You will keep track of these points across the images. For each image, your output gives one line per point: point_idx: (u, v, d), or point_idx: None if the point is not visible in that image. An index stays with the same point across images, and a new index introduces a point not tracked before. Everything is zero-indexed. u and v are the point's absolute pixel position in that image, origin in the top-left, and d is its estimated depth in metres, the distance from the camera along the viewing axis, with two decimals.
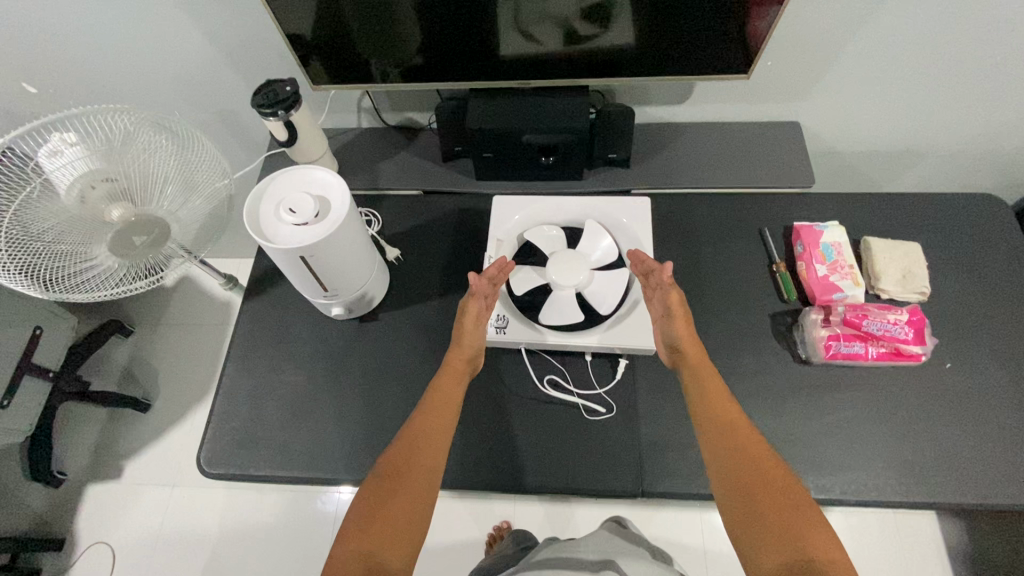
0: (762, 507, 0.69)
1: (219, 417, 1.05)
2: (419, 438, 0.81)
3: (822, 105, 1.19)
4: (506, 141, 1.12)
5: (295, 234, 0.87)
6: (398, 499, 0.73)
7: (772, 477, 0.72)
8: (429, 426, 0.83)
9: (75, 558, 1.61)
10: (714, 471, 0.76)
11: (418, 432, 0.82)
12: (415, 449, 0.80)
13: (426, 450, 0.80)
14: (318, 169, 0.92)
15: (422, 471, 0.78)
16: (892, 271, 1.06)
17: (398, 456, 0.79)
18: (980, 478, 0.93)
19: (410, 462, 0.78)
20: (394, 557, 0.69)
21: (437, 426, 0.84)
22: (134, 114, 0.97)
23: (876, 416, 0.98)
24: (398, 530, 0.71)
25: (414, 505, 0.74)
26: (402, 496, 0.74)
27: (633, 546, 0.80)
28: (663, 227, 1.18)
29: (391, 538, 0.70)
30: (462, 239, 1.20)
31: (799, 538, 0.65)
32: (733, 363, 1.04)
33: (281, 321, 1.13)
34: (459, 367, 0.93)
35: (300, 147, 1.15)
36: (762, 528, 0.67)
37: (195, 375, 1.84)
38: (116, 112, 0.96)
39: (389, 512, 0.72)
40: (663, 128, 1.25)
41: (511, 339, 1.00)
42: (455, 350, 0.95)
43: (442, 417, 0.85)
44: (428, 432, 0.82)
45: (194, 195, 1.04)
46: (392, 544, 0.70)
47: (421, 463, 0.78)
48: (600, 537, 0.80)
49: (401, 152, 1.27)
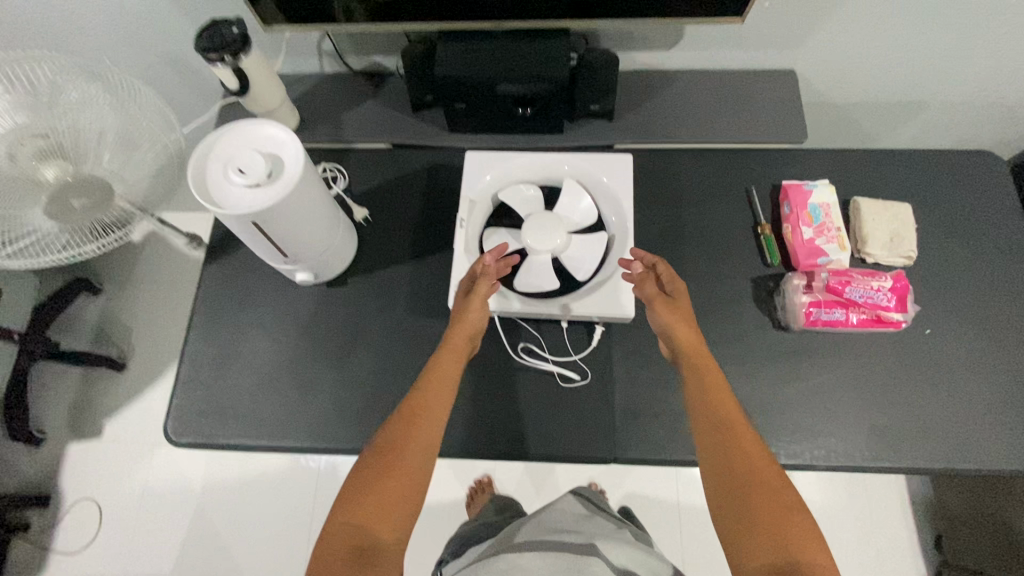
0: (750, 503, 0.69)
1: (184, 385, 1.02)
2: (418, 413, 0.79)
3: (822, 52, 1.10)
4: (480, 91, 1.03)
5: (247, 198, 0.81)
6: (396, 476, 0.72)
7: (763, 477, 0.71)
8: (428, 402, 0.80)
9: (62, 513, 1.63)
10: (708, 457, 0.76)
11: (417, 406, 0.80)
12: (415, 424, 0.77)
13: (426, 425, 0.78)
14: (270, 126, 0.84)
15: (422, 447, 0.76)
16: (880, 234, 1.02)
17: (394, 434, 0.76)
18: (947, 443, 0.94)
19: (409, 439, 0.76)
20: (388, 534, 0.68)
21: (435, 408, 0.80)
22: (56, 63, 0.89)
23: (852, 382, 0.97)
24: (392, 509, 0.70)
25: (408, 487, 0.72)
26: (401, 473, 0.72)
27: (616, 528, 0.81)
28: (646, 187, 1.12)
29: (382, 519, 0.69)
30: (435, 198, 1.14)
31: (785, 532, 0.66)
32: (711, 328, 1.02)
33: (246, 286, 1.08)
34: (456, 343, 0.88)
35: (254, 96, 1.05)
36: (751, 519, 0.68)
37: (169, 334, 1.80)
38: (37, 62, 0.89)
39: (385, 488, 0.71)
40: (649, 77, 1.16)
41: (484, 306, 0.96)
42: (451, 322, 0.90)
43: (440, 391, 0.83)
44: (428, 407, 0.80)
45: (139, 150, 0.96)
46: (386, 521, 0.69)
47: (422, 437, 0.76)
48: (584, 516, 0.81)
49: (368, 101, 1.18)
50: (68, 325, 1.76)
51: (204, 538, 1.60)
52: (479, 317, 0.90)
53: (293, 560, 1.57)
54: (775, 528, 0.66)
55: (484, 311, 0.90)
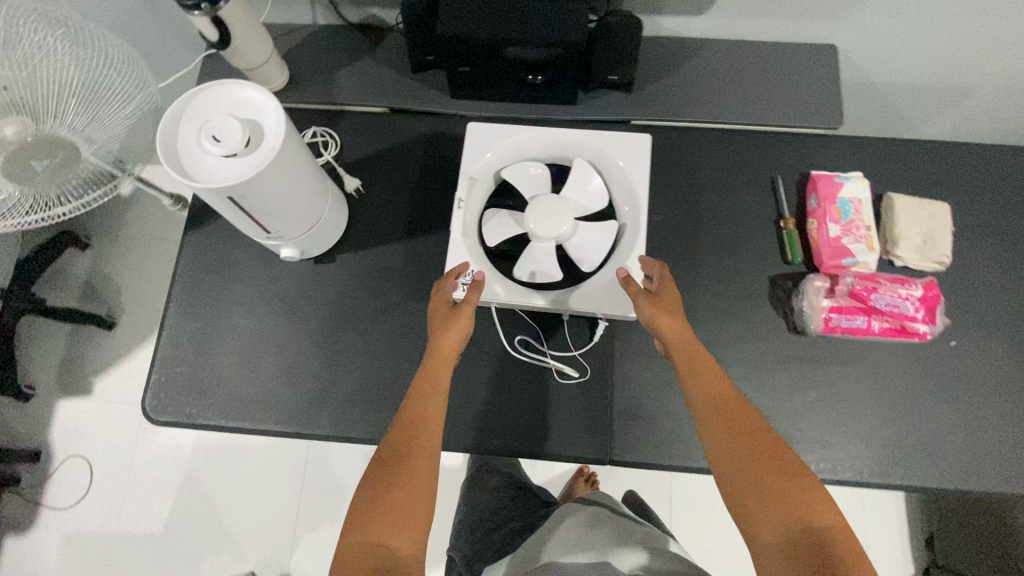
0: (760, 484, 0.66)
1: (164, 361, 0.98)
2: (417, 420, 0.74)
3: (869, 27, 0.99)
4: (486, 54, 0.92)
5: (223, 168, 0.73)
6: (404, 486, 0.68)
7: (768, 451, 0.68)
8: (425, 407, 0.76)
9: (53, 469, 1.63)
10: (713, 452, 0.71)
11: (414, 414, 0.75)
12: (416, 430, 0.74)
13: (428, 432, 0.74)
14: (246, 86, 0.76)
15: (428, 455, 0.72)
16: (913, 236, 0.94)
17: (397, 441, 0.73)
18: (961, 462, 0.89)
19: (412, 446, 0.72)
20: (406, 545, 0.65)
21: (430, 409, 0.76)
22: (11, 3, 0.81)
23: (867, 393, 0.92)
24: (407, 515, 0.67)
25: (419, 495, 0.69)
26: (409, 484, 0.69)
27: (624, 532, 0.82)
28: (662, 170, 1.03)
29: (396, 527, 0.66)
30: (433, 171, 1.05)
31: (798, 504, 0.63)
32: (721, 327, 0.95)
33: (229, 258, 1.02)
34: (447, 354, 0.82)
35: (236, 50, 0.95)
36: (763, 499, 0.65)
37: (157, 293, 1.73)
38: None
39: (395, 498, 0.68)
40: (673, 45, 1.05)
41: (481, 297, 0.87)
42: (434, 330, 0.84)
43: (437, 396, 0.78)
44: (427, 413, 0.76)
45: (108, 105, 0.87)
46: (402, 533, 0.66)
47: (425, 446, 0.73)
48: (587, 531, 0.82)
49: (363, 59, 1.07)
50: (55, 280, 1.71)
51: (195, 500, 1.60)
52: (463, 328, 0.83)
53: (283, 525, 1.58)
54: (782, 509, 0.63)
55: (468, 318, 0.84)
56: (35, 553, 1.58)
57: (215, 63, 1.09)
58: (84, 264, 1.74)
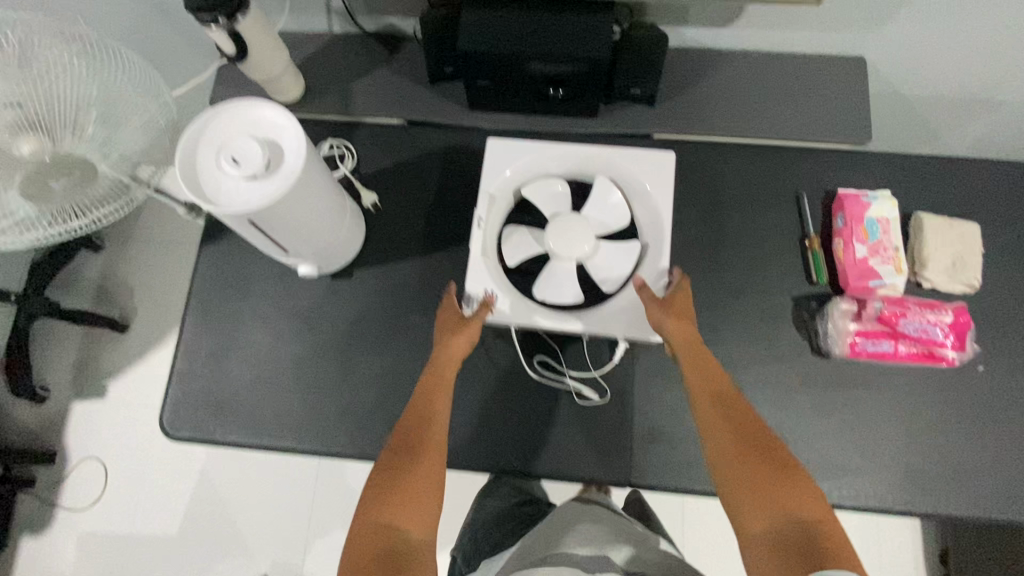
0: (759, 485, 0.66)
1: (181, 376, 0.97)
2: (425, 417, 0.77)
3: (903, 41, 0.95)
4: (507, 68, 0.90)
5: (241, 192, 0.72)
6: (415, 476, 0.71)
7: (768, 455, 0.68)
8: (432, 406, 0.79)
9: (68, 470, 1.64)
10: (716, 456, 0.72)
11: (420, 412, 0.79)
12: (425, 428, 0.77)
13: (436, 430, 0.77)
14: (266, 106, 0.74)
15: (435, 448, 0.75)
16: (941, 258, 0.92)
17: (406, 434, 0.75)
18: (987, 491, 0.88)
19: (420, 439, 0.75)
20: (419, 531, 0.67)
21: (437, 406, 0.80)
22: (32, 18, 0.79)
23: (891, 418, 0.91)
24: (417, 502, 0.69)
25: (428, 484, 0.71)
26: (421, 477, 0.71)
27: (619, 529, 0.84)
28: (684, 186, 1.01)
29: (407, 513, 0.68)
30: (451, 185, 1.04)
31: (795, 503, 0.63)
32: (743, 350, 0.94)
33: (245, 271, 1.01)
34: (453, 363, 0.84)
35: (253, 63, 0.94)
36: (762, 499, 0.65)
37: (168, 297, 1.73)
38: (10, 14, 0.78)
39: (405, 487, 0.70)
40: (699, 58, 1.02)
41: (500, 318, 0.86)
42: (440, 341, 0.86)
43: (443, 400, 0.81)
44: (434, 413, 0.79)
45: (124, 123, 0.87)
46: (415, 519, 0.68)
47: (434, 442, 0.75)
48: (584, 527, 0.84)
49: (380, 69, 1.05)
50: (69, 282, 1.71)
51: (207, 504, 1.61)
52: (470, 341, 0.86)
53: (295, 530, 1.59)
54: (769, 494, 0.65)
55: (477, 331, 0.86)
56: (51, 552, 1.60)
57: (230, 73, 1.07)
58: (96, 267, 1.73)
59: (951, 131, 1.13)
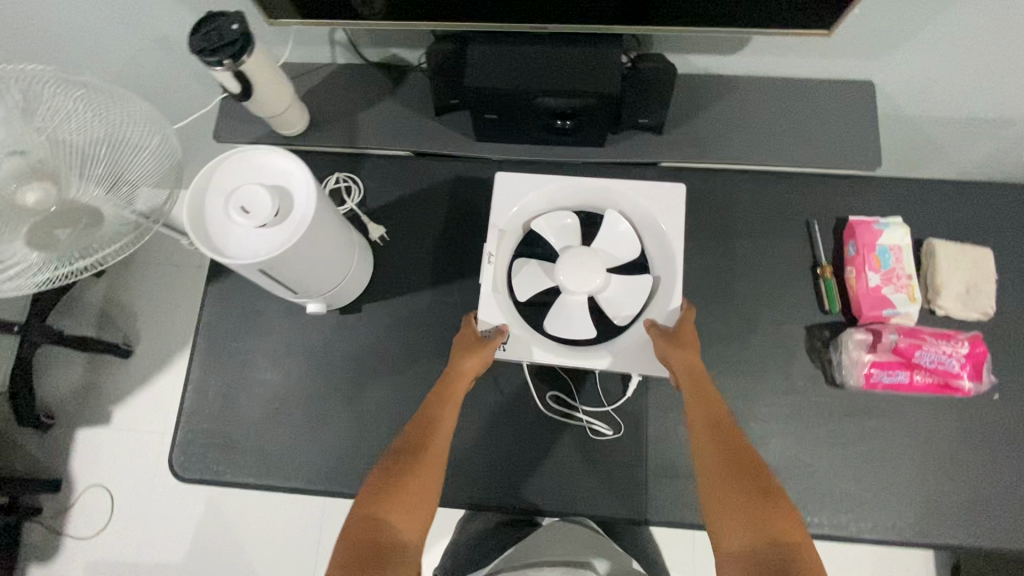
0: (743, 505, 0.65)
1: (190, 416, 0.96)
2: (431, 427, 0.77)
3: (913, 68, 0.94)
4: (515, 102, 0.90)
5: (251, 240, 0.71)
6: (410, 480, 0.70)
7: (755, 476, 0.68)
8: (439, 418, 0.78)
9: (73, 498, 1.62)
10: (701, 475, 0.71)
11: (425, 421, 0.78)
12: (427, 436, 0.75)
13: (439, 437, 0.76)
14: (272, 152, 0.73)
15: (436, 455, 0.74)
16: (956, 286, 0.92)
17: (409, 439, 0.75)
18: (1005, 521, 0.87)
19: (423, 446, 0.74)
20: (407, 534, 0.66)
21: (443, 418, 0.79)
22: (38, 68, 0.82)
23: (907, 448, 0.90)
24: (411, 506, 0.68)
25: (424, 491, 0.70)
26: (416, 482, 0.70)
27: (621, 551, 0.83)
28: (693, 215, 1.01)
29: (399, 513, 0.67)
30: (459, 217, 1.03)
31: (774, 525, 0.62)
32: (758, 381, 0.93)
33: (254, 308, 1.00)
34: (466, 378, 0.83)
35: (258, 100, 0.93)
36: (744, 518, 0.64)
37: (171, 321, 1.72)
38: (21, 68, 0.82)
39: (401, 489, 0.69)
40: (706, 84, 1.01)
41: (512, 356, 0.84)
42: (453, 354, 0.85)
43: (451, 409, 0.80)
44: (440, 422, 0.78)
45: (132, 164, 0.85)
46: (407, 520, 0.67)
47: (435, 450, 0.74)
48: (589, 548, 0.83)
49: (384, 99, 1.04)
50: (72, 308, 1.70)
51: (215, 530, 1.60)
52: (482, 366, 0.84)
53: (302, 555, 1.58)
54: (751, 517, 0.63)
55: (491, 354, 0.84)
56: None
57: (233, 106, 1.06)
58: (99, 292, 1.73)
59: (961, 151, 1.12)
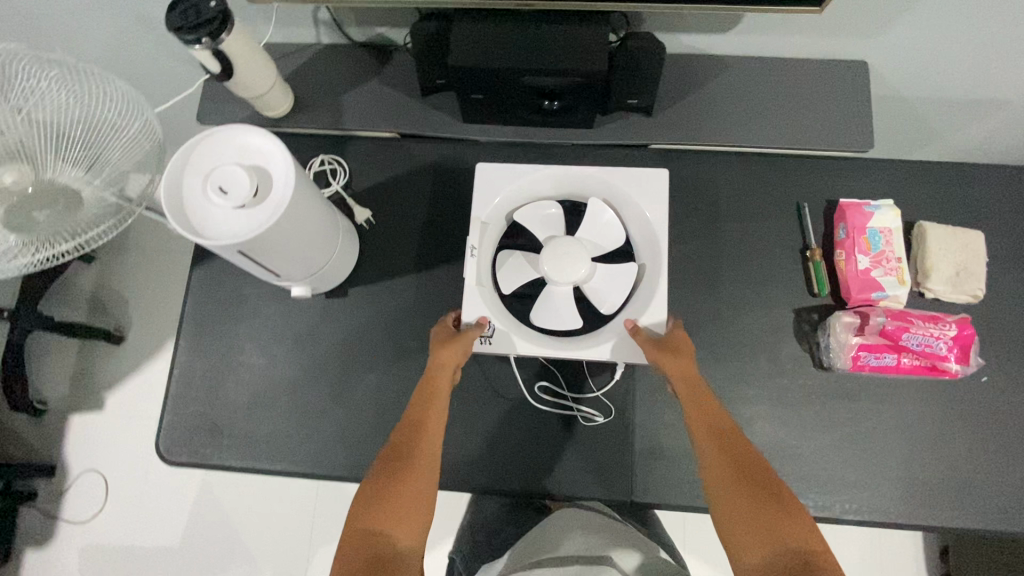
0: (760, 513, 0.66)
1: (176, 402, 0.96)
2: (419, 432, 0.77)
3: (906, 48, 0.92)
4: (501, 82, 0.88)
5: (230, 221, 0.70)
6: (404, 486, 0.70)
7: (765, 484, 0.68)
8: (427, 421, 0.78)
9: (68, 483, 1.63)
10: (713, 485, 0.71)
11: (413, 425, 0.77)
12: (415, 441, 0.75)
13: (428, 441, 0.76)
14: (251, 132, 0.72)
15: (426, 459, 0.74)
16: (946, 268, 0.91)
17: (397, 446, 0.75)
18: (991, 502, 0.87)
19: (413, 450, 0.74)
20: (406, 539, 0.68)
21: (431, 421, 0.78)
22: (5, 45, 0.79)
23: (894, 431, 0.90)
24: (407, 512, 0.69)
25: (418, 497, 0.71)
26: (410, 487, 0.71)
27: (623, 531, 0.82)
28: (683, 198, 1.00)
29: (396, 521, 0.68)
30: (446, 200, 1.02)
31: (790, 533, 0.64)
32: (745, 365, 0.93)
33: (240, 293, 1.00)
34: (446, 376, 0.82)
35: (240, 81, 0.91)
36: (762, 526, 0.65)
37: (163, 308, 1.71)
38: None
39: (396, 498, 0.70)
40: (697, 65, 0.99)
41: (497, 349, 0.83)
42: (434, 350, 0.84)
43: (439, 408, 0.80)
44: (429, 423, 0.78)
45: (111, 148, 0.85)
46: (404, 527, 0.68)
47: (425, 450, 0.75)
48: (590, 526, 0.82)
49: (370, 80, 1.02)
50: (63, 294, 1.70)
51: (209, 515, 1.61)
52: (459, 357, 0.82)
53: (296, 539, 1.59)
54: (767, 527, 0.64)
55: (470, 345, 0.82)
56: (56, 565, 1.60)
57: (216, 87, 1.05)
58: (90, 279, 1.72)
59: (955, 133, 1.10)
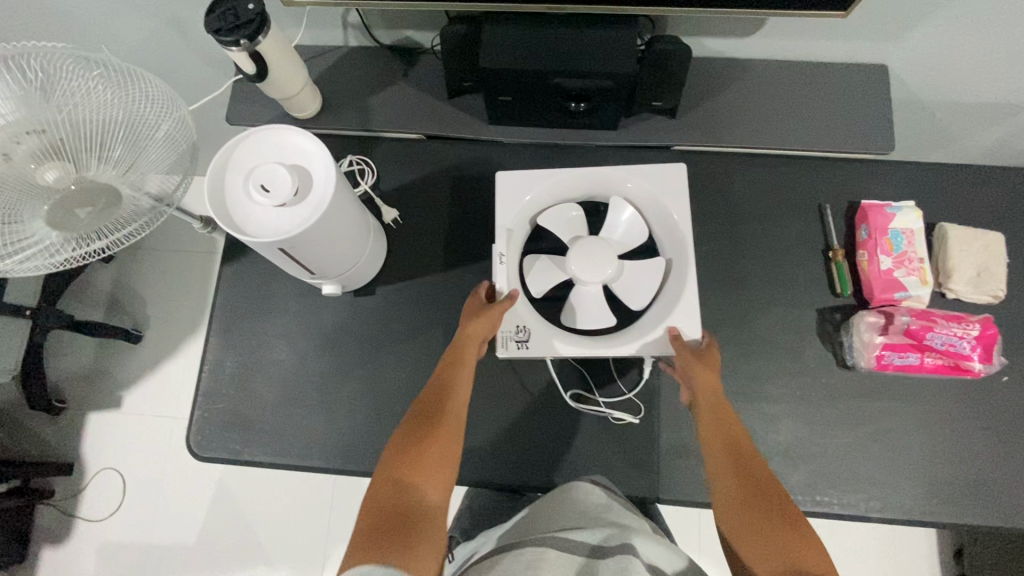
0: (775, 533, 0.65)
1: (205, 397, 0.97)
2: (444, 397, 0.78)
3: (926, 53, 0.94)
4: (530, 83, 0.90)
5: (271, 220, 0.71)
6: (431, 445, 0.71)
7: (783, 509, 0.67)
8: (453, 389, 0.79)
9: (86, 481, 1.64)
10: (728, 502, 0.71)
11: (439, 390, 0.79)
12: (443, 406, 0.77)
13: (455, 406, 0.77)
14: (292, 133, 0.74)
15: (452, 421, 0.75)
16: (967, 269, 0.92)
17: (424, 410, 0.76)
18: (1014, 501, 0.88)
19: (440, 412, 0.76)
20: (433, 493, 0.68)
21: (457, 389, 0.80)
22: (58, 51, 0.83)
23: (916, 430, 0.91)
24: (435, 468, 0.70)
25: (445, 454, 0.72)
26: (439, 446, 0.72)
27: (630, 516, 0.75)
28: (704, 199, 1.01)
29: (423, 475, 0.69)
30: (471, 200, 1.04)
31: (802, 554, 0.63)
32: (768, 364, 0.94)
33: (269, 291, 1.01)
34: (473, 346, 0.83)
35: (273, 82, 0.92)
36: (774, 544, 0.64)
37: (180, 308, 1.72)
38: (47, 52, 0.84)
39: (424, 453, 0.71)
40: (718, 69, 1.01)
41: (535, 355, 0.84)
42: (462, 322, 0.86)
43: (465, 378, 0.82)
44: (456, 387, 0.80)
45: (146, 151, 0.85)
46: (432, 482, 0.69)
47: (453, 415, 0.76)
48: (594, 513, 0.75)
49: (397, 82, 1.04)
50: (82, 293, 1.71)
51: (225, 513, 1.62)
52: (488, 329, 0.84)
53: (312, 538, 1.60)
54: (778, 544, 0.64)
55: (495, 321, 0.84)
56: (72, 563, 1.61)
57: (246, 89, 1.06)
58: (108, 278, 1.74)
59: (970, 137, 1.12)
